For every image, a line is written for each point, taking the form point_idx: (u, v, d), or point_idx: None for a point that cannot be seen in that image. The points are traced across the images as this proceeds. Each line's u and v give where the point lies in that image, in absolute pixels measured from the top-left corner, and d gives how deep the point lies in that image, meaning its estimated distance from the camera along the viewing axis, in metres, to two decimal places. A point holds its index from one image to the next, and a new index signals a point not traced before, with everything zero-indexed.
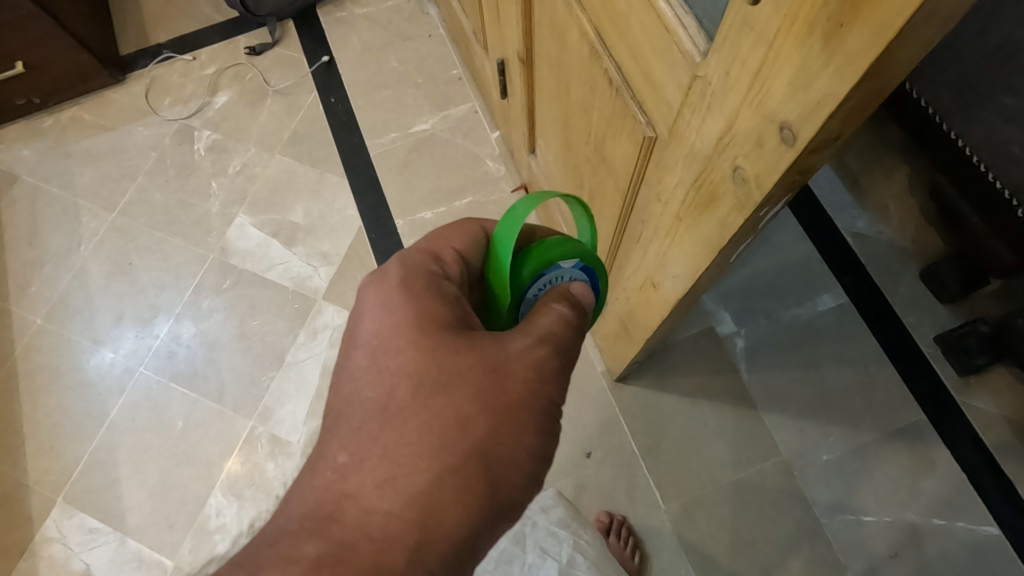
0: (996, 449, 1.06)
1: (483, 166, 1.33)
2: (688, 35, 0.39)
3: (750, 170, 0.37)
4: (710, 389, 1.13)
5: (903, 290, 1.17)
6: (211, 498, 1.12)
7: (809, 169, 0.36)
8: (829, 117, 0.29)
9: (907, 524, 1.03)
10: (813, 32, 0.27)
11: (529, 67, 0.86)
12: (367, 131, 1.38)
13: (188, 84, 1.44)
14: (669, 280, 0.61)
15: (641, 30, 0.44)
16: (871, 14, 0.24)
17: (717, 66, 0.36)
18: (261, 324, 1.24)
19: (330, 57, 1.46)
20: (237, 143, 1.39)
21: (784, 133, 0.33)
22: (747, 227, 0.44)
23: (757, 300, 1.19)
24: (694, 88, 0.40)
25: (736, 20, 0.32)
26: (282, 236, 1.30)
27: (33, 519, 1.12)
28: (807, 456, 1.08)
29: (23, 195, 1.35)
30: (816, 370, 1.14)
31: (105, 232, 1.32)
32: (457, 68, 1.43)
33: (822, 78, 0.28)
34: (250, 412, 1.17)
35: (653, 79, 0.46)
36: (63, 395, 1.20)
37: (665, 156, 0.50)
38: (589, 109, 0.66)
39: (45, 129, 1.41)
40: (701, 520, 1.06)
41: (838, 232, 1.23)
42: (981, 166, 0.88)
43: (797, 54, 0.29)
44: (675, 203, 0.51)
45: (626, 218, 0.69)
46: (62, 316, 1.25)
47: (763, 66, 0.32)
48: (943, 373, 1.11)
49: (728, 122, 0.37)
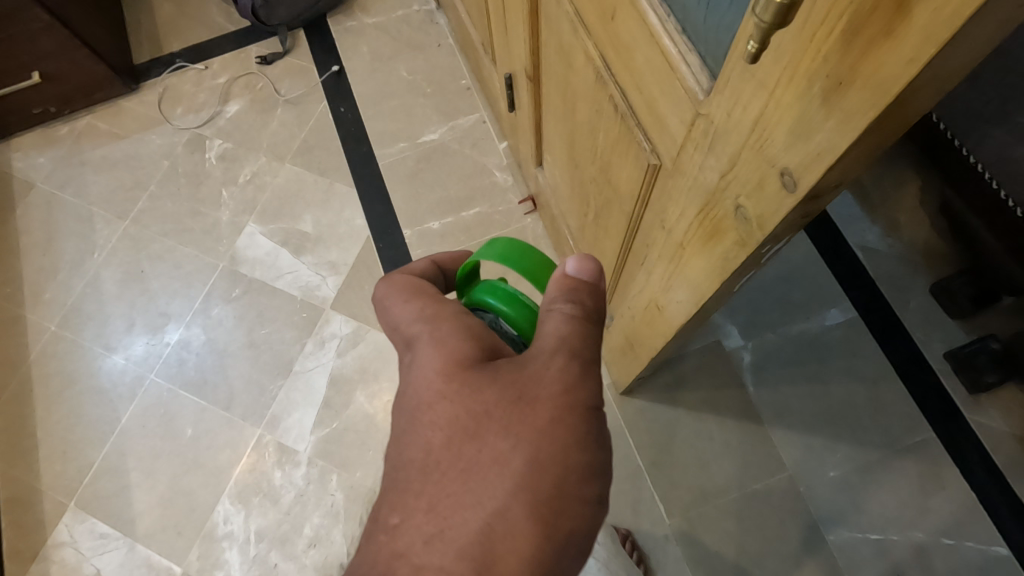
0: (1007, 467, 1.05)
1: (491, 176, 1.34)
2: (692, 72, 0.39)
3: (752, 211, 0.37)
4: (717, 406, 1.13)
5: (913, 305, 1.16)
6: (220, 505, 1.13)
7: (810, 212, 0.36)
8: (831, 167, 0.29)
9: (915, 542, 1.02)
10: (813, 87, 0.27)
11: (536, 82, 0.86)
12: (376, 141, 1.39)
13: (200, 93, 1.46)
14: (673, 305, 0.61)
15: (645, 64, 0.45)
16: (869, 75, 0.24)
17: (720, 106, 0.36)
18: (270, 333, 1.25)
19: (340, 67, 1.47)
20: (247, 153, 1.40)
21: (785, 178, 0.33)
22: (751, 261, 0.44)
23: (763, 314, 1.18)
24: (697, 125, 0.40)
25: (737, 65, 0.33)
26: (290, 245, 1.31)
27: (46, 524, 1.13)
28: (814, 472, 1.07)
29: (39, 202, 1.37)
30: (824, 384, 1.13)
31: (118, 240, 1.34)
32: (466, 78, 1.44)
33: (821, 130, 0.28)
34: (258, 420, 1.19)
35: (657, 110, 0.46)
36: (76, 401, 1.22)
37: (669, 186, 0.50)
38: (594, 131, 0.66)
39: (61, 137, 1.43)
40: (707, 540, 1.05)
41: (848, 246, 1.22)
42: (992, 183, 0.87)
43: (797, 105, 0.29)
44: (680, 232, 0.51)
45: (631, 239, 0.69)
46: (74, 323, 1.27)
47: (763, 113, 0.32)
48: (953, 390, 1.10)
49: (730, 161, 0.37)
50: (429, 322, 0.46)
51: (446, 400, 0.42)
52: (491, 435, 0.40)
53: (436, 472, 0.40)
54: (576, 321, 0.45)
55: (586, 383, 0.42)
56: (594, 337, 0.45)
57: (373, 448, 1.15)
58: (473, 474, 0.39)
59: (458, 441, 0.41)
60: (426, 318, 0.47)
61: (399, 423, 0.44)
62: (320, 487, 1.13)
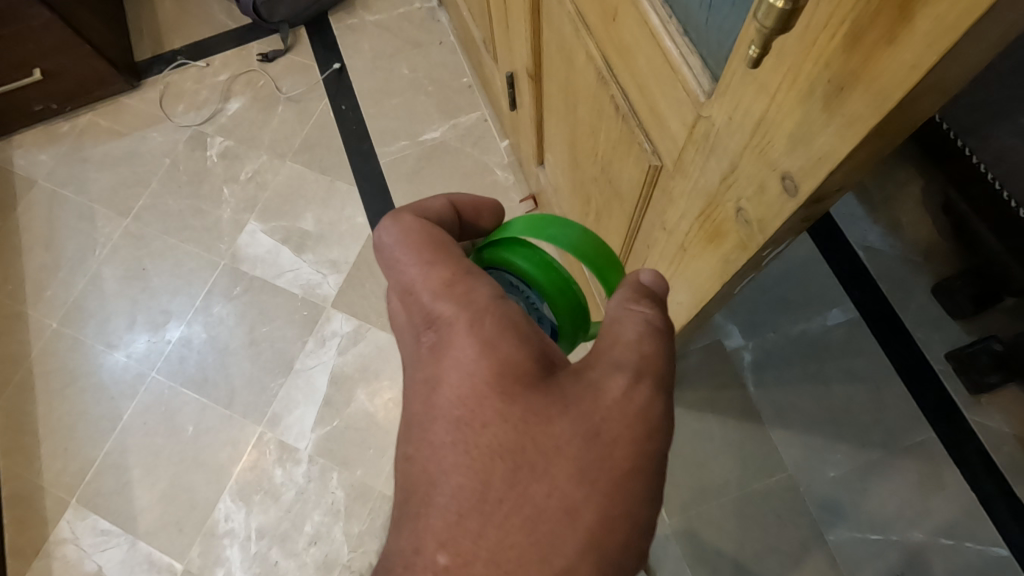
0: (1008, 468, 1.05)
1: (492, 175, 1.34)
2: (692, 74, 0.39)
3: (753, 214, 0.37)
4: (718, 405, 1.13)
5: (915, 305, 1.16)
6: (221, 502, 1.14)
7: (811, 216, 0.36)
8: (832, 172, 0.29)
9: (914, 543, 1.02)
10: (814, 91, 0.27)
11: (538, 81, 0.85)
12: (378, 139, 1.39)
13: (201, 91, 1.46)
14: (673, 306, 0.61)
15: (647, 64, 0.44)
16: (871, 81, 0.24)
17: (722, 109, 0.36)
18: (271, 331, 1.25)
19: (341, 64, 1.47)
20: (248, 151, 1.40)
21: (786, 183, 0.32)
22: (751, 264, 0.44)
23: (764, 314, 1.18)
24: (698, 127, 0.40)
25: (738, 68, 0.32)
26: (291, 243, 1.31)
27: (47, 520, 1.14)
28: (814, 472, 1.07)
29: (40, 200, 1.38)
30: (824, 384, 1.13)
31: (119, 238, 1.34)
32: (468, 76, 1.44)
33: (822, 136, 0.28)
34: (259, 419, 1.19)
35: (658, 112, 0.46)
36: (78, 398, 1.22)
37: (670, 187, 0.50)
38: (595, 130, 0.66)
39: (62, 135, 1.43)
40: (707, 540, 1.05)
41: (850, 245, 1.21)
42: (995, 183, 0.87)
43: (798, 109, 0.29)
44: (680, 234, 0.51)
45: (632, 239, 0.69)
46: (76, 320, 1.28)
47: (765, 116, 0.32)
48: (954, 390, 1.10)
49: (731, 163, 0.37)
50: (471, 308, 0.41)
51: (504, 421, 0.37)
52: (559, 475, 0.36)
53: (490, 513, 0.36)
54: (656, 330, 0.41)
55: (665, 417, 0.38)
56: (671, 353, 0.41)
57: (373, 446, 1.15)
58: (536, 521, 0.35)
59: (519, 478, 0.36)
60: (459, 298, 0.41)
61: (436, 433, 0.38)
62: (321, 485, 1.14)
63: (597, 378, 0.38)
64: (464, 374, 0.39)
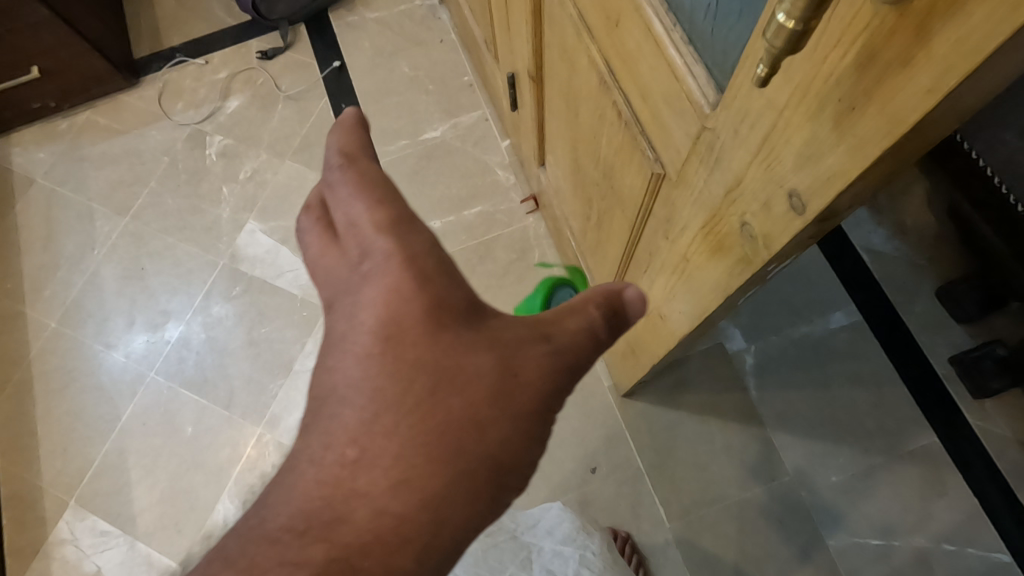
0: (1010, 473, 1.04)
1: (493, 175, 1.33)
2: (697, 85, 0.38)
3: (758, 229, 0.36)
4: (719, 409, 1.12)
5: (918, 308, 1.15)
6: (220, 504, 1.13)
7: (819, 232, 0.35)
8: (841, 193, 0.28)
9: (916, 548, 1.02)
10: (823, 110, 0.26)
11: (540, 83, 0.84)
12: (378, 139, 1.38)
13: (200, 89, 1.45)
14: (676, 315, 0.60)
15: (650, 72, 0.43)
16: (883, 103, 0.23)
17: (727, 122, 0.35)
18: (271, 331, 1.24)
19: (341, 62, 1.46)
20: (247, 149, 1.39)
21: (793, 200, 0.32)
22: (756, 278, 0.43)
23: (766, 317, 1.17)
24: (702, 138, 0.39)
25: (745, 82, 0.31)
26: (291, 243, 1.31)
27: (46, 521, 1.14)
28: (815, 476, 1.07)
29: (38, 198, 1.37)
30: (826, 388, 1.12)
31: (118, 237, 1.34)
32: (469, 74, 1.42)
33: (831, 155, 0.27)
34: (259, 420, 1.18)
35: (661, 120, 0.45)
36: (77, 397, 1.22)
37: (673, 197, 0.49)
38: (597, 135, 0.65)
39: (61, 132, 1.42)
40: (708, 543, 1.05)
41: (853, 248, 1.20)
42: (1003, 187, 0.86)
43: (807, 127, 0.28)
44: (683, 244, 0.50)
45: (634, 245, 0.68)
46: (75, 319, 1.27)
47: (772, 132, 0.31)
48: (957, 394, 1.09)
49: (736, 177, 0.36)
50: (413, 253, 0.38)
51: (408, 361, 0.37)
52: (450, 417, 0.36)
53: (409, 463, 0.36)
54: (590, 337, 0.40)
55: (552, 388, 0.38)
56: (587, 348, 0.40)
57: None
58: (437, 476, 0.36)
59: (411, 415, 0.36)
60: (406, 244, 0.38)
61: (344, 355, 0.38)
62: None
63: (505, 347, 0.38)
64: (401, 319, 0.37)
